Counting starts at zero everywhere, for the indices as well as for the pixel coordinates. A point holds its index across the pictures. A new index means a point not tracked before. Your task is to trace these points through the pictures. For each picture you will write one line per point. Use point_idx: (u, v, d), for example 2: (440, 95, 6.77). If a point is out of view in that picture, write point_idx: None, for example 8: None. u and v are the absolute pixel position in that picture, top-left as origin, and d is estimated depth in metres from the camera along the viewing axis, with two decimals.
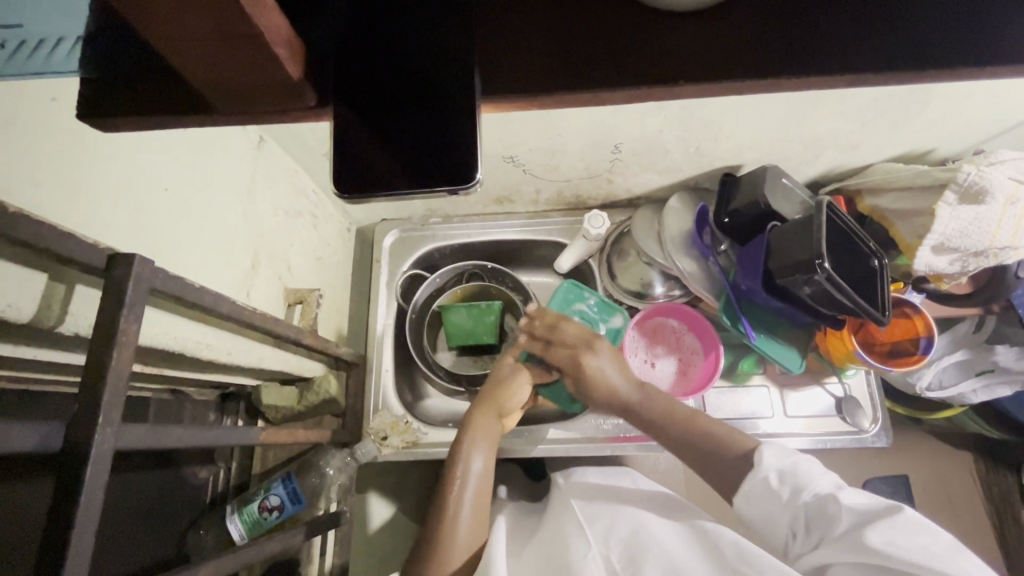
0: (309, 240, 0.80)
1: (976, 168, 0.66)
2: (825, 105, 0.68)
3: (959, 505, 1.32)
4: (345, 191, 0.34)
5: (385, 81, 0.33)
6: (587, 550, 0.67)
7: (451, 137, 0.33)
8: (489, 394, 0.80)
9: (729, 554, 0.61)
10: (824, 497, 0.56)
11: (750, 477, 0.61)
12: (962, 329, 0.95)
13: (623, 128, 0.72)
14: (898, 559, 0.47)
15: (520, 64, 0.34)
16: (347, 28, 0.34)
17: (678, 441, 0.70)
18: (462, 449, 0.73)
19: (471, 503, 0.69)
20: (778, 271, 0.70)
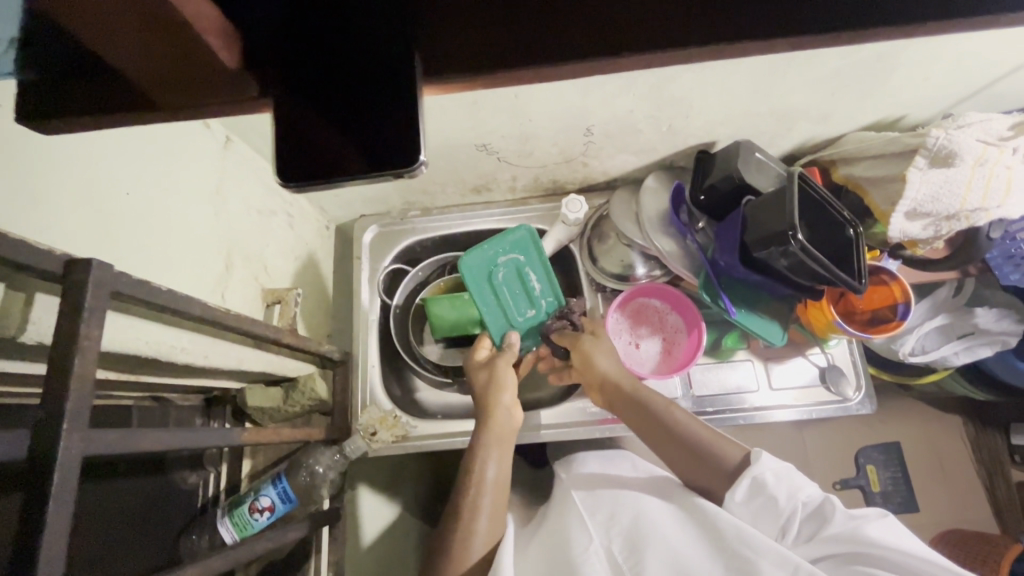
0: (285, 239, 0.79)
1: (944, 131, 0.66)
2: (793, 75, 0.68)
3: (949, 466, 1.46)
4: (288, 177, 0.33)
5: (329, 69, 0.33)
6: (590, 544, 0.69)
7: (403, 122, 0.33)
8: (484, 393, 0.78)
9: (729, 536, 0.62)
10: (817, 501, 0.62)
11: (746, 478, 0.64)
12: (943, 294, 0.96)
13: (593, 109, 0.71)
14: (895, 551, 0.56)
15: (468, 42, 0.33)
16: (283, 8, 0.33)
17: (674, 448, 0.72)
18: (477, 453, 0.74)
19: (487, 509, 0.71)
20: (754, 244, 0.70)
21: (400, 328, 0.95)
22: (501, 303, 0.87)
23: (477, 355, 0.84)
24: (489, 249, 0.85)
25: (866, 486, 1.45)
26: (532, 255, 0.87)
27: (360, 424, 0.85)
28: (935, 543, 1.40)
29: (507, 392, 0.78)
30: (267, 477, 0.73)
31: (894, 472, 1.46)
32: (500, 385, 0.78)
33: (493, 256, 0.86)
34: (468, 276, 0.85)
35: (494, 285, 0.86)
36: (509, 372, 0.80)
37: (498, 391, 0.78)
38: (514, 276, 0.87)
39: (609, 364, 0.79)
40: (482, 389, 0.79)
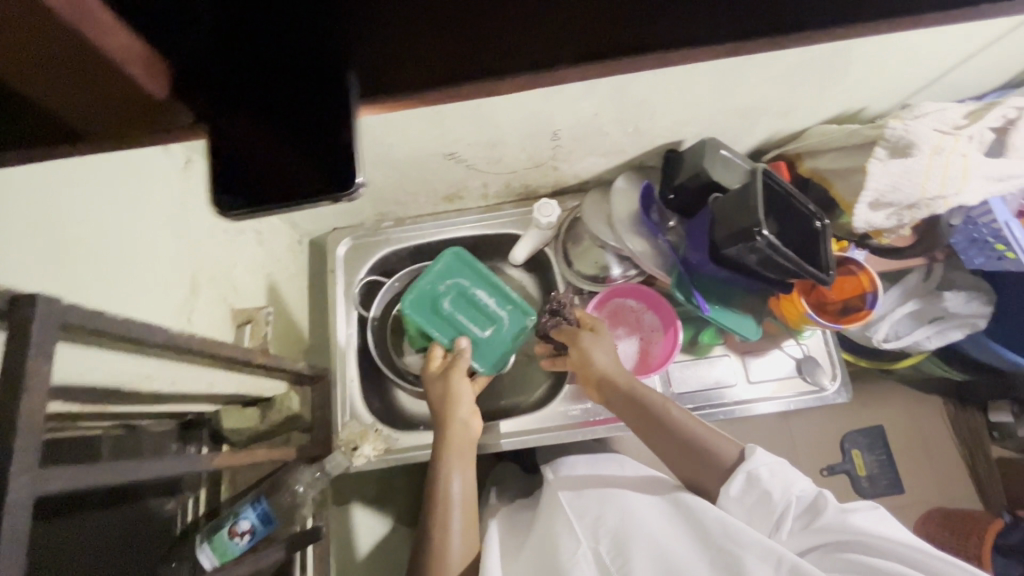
0: (254, 257, 0.78)
1: (903, 123, 0.68)
2: (753, 73, 0.69)
3: (933, 446, 1.50)
4: (227, 208, 0.33)
5: (263, 91, 0.33)
6: (578, 548, 0.69)
7: (340, 142, 0.32)
8: (440, 407, 0.79)
9: (716, 534, 0.63)
10: (810, 494, 0.63)
11: (741, 474, 0.65)
12: (913, 280, 0.98)
13: (558, 114, 0.71)
14: (884, 538, 0.58)
15: (412, 56, 0.33)
16: (218, 22, 0.32)
17: (668, 446, 0.72)
18: (440, 470, 0.75)
19: (457, 522, 0.73)
20: (722, 242, 0.71)
21: (378, 340, 0.95)
22: (457, 324, 0.88)
23: (431, 365, 0.84)
24: (425, 283, 0.87)
25: (852, 471, 1.48)
26: (470, 275, 0.89)
27: (342, 439, 0.82)
28: (920, 523, 1.43)
29: (461, 405, 0.79)
30: (246, 499, 0.72)
31: (880, 455, 1.49)
32: (455, 398, 0.79)
33: (432, 287, 0.88)
34: (414, 308, 0.87)
35: (443, 311, 0.87)
36: (462, 380, 0.81)
37: (452, 405, 0.79)
38: (460, 300, 0.88)
39: (606, 360, 0.79)
40: (438, 403, 0.80)
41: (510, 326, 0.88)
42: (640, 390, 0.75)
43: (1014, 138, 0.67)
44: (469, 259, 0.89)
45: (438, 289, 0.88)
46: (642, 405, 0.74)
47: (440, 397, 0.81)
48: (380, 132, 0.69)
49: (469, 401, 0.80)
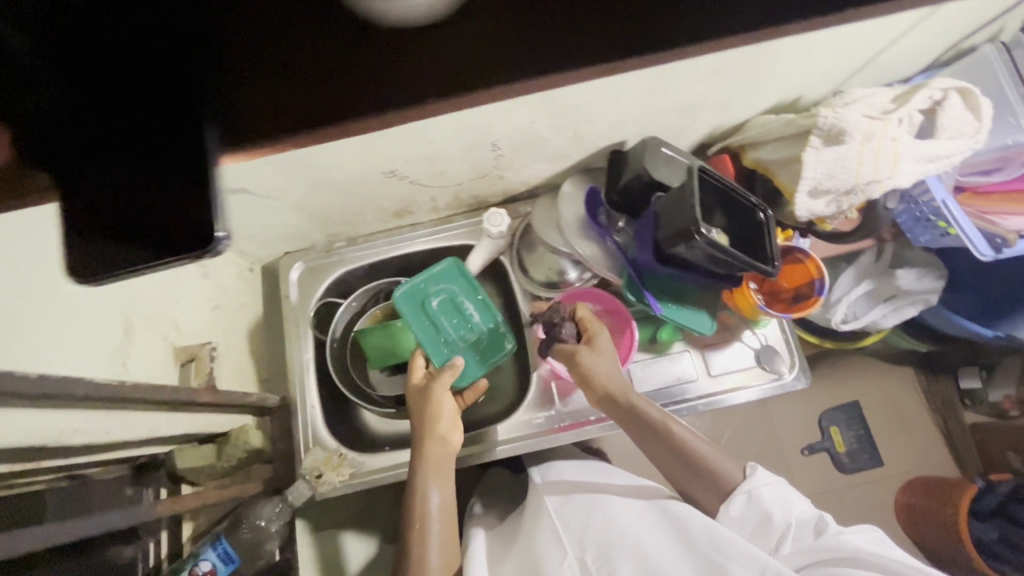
0: (199, 291, 0.76)
1: (833, 112, 0.69)
2: (684, 70, 0.68)
3: (908, 417, 1.53)
4: (86, 275, 0.36)
5: (119, 155, 0.37)
6: (564, 557, 0.70)
7: (188, 203, 0.36)
8: (422, 423, 0.78)
9: (702, 540, 0.66)
10: (809, 515, 0.67)
11: (742, 493, 0.69)
12: (866, 260, 0.98)
13: (492, 126, 0.71)
14: (878, 556, 0.61)
15: (270, 119, 0.43)
16: (73, 111, 0.38)
17: (673, 463, 0.75)
18: (416, 487, 0.73)
19: (436, 539, 0.72)
20: (665, 242, 0.71)
21: (339, 363, 0.93)
22: (440, 327, 0.87)
23: (414, 379, 0.83)
24: (417, 283, 0.87)
25: (831, 449, 1.50)
26: (463, 283, 0.88)
27: (305, 468, 0.81)
28: (902, 493, 1.46)
29: (443, 419, 0.78)
30: (206, 539, 0.72)
31: (857, 430, 1.52)
32: (434, 414, 0.78)
33: (425, 285, 0.87)
34: (404, 305, 0.86)
35: (431, 313, 0.87)
36: (446, 397, 0.79)
37: (433, 420, 0.77)
38: (448, 305, 0.87)
39: (608, 373, 0.76)
40: (421, 421, 0.78)
41: (484, 356, 0.88)
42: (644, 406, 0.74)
43: (942, 118, 0.68)
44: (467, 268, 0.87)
45: (432, 292, 0.87)
46: (645, 419, 0.74)
47: (422, 411, 0.79)
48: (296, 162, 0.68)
49: (451, 416, 0.78)
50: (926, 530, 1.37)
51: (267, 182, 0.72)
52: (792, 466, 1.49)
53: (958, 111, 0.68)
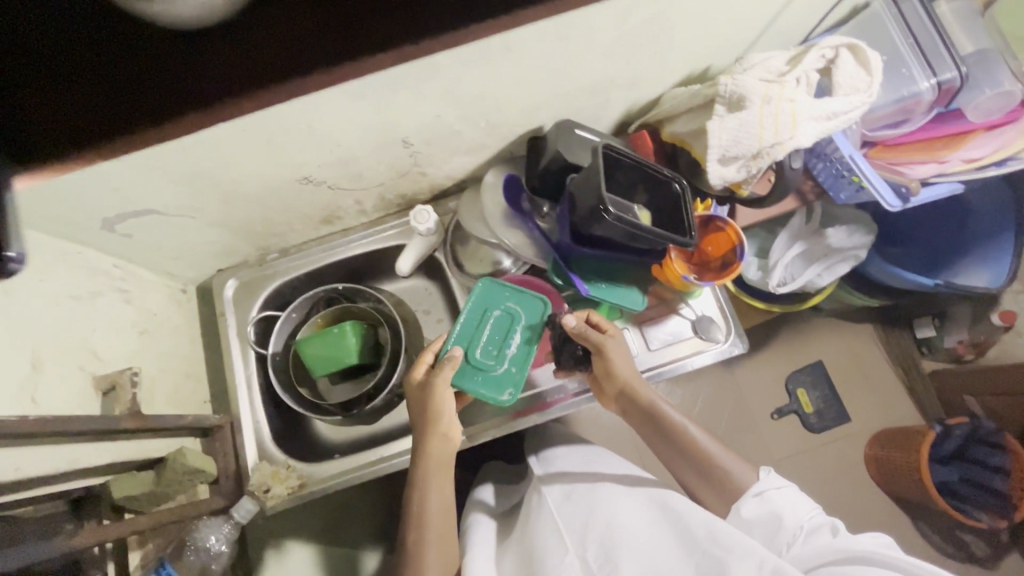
0: (121, 317, 0.75)
1: (732, 78, 0.70)
2: (581, 50, 0.69)
3: (872, 371, 1.55)
4: None
5: None
6: (563, 556, 0.71)
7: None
8: (422, 419, 0.76)
9: (701, 535, 0.65)
10: (823, 522, 0.66)
11: (753, 495, 0.71)
12: (797, 223, 1.00)
13: (398, 122, 0.70)
14: (889, 556, 0.58)
15: (69, 135, 0.52)
16: None
17: (685, 461, 0.80)
18: (417, 486, 0.75)
19: (434, 539, 0.74)
20: (581, 222, 0.72)
21: (281, 376, 0.92)
22: (474, 336, 0.80)
23: (415, 374, 0.79)
24: (506, 293, 0.81)
25: (799, 410, 1.53)
26: (531, 322, 0.81)
27: (253, 482, 0.83)
28: (870, 447, 1.47)
29: (444, 419, 0.76)
30: (151, 566, 0.71)
31: (823, 389, 1.54)
32: (434, 413, 0.75)
33: (506, 296, 0.81)
34: (473, 301, 0.81)
35: (482, 320, 0.80)
36: (447, 394, 0.76)
37: (433, 419, 0.75)
38: (501, 327, 0.80)
39: (629, 370, 0.79)
40: (420, 417, 0.76)
41: (473, 383, 0.78)
42: (661, 410, 0.80)
43: (837, 76, 0.69)
44: (546, 319, 0.80)
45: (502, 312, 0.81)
46: (661, 419, 0.81)
47: (422, 407, 0.77)
48: (98, 172, 0.60)
49: (452, 413, 0.76)
50: (896, 480, 1.39)
51: (173, 200, 0.71)
52: (762, 431, 1.52)
53: (851, 67, 0.69)
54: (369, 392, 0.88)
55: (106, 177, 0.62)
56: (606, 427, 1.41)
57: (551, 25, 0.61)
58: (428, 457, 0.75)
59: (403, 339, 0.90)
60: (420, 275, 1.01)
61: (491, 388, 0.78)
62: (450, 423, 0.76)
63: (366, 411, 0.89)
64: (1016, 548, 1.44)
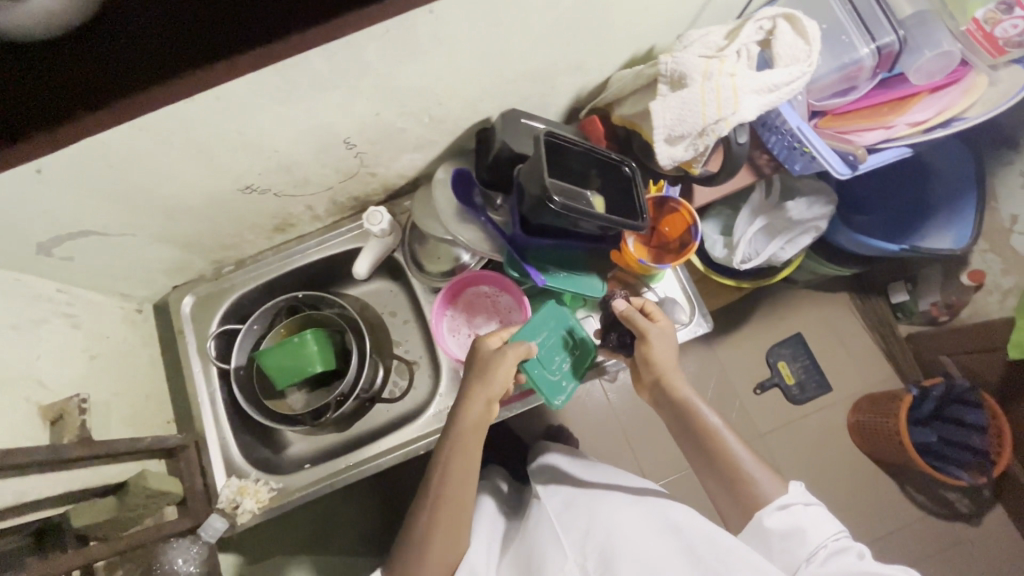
0: (68, 343, 0.73)
1: (672, 57, 0.70)
2: (517, 38, 0.67)
3: (850, 339, 1.56)
4: None
5: None
6: (564, 562, 0.72)
7: None
8: (473, 376, 0.74)
9: (705, 551, 0.67)
10: (846, 545, 0.65)
11: (778, 506, 0.69)
12: (756, 197, 1.00)
13: (335, 122, 0.69)
14: None
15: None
16: None
17: (711, 467, 0.76)
18: (445, 445, 0.73)
19: (449, 504, 0.72)
20: (530, 213, 0.72)
21: (245, 390, 0.90)
22: (544, 337, 0.79)
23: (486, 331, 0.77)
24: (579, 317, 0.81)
25: (781, 383, 1.53)
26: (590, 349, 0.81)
27: (223, 497, 0.83)
28: (853, 413, 1.49)
29: (496, 380, 0.73)
30: None
31: (803, 361, 1.55)
32: (487, 373, 0.73)
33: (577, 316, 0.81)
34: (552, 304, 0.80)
35: (553, 327, 0.80)
36: (508, 360, 0.73)
37: (484, 377, 0.73)
38: (568, 342, 0.80)
39: (666, 361, 0.78)
40: (472, 373, 0.75)
41: (533, 374, 0.77)
42: (694, 409, 0.76)
43: (776, 46, 0.69)
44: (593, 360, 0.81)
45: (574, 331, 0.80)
46: (694, 417, 0.77)
47: (478, 364, 0.75)
48: (16, 197, 0.58)
49: (505, 379, 0.73)
50: (878, 446, 1.41)
51: (109, 219, 0.69)
52: (746, 406, 1.52)
53: (789, 37, 0.69)
54: (337, 399, 0.86)
55: (31, 200, 0.59)
56: (589, 414, 1.41)
57: (480, 13, 0.60)
58: (467, 436, 0.72)
59: (367, 340, 0.89)
60: (383, 277, 1.00)
61: (547, 390, 0.78)
62: (499, 387, 0.74)
63: (334, 418, 0.88)
64: (998, 504, 1.45)
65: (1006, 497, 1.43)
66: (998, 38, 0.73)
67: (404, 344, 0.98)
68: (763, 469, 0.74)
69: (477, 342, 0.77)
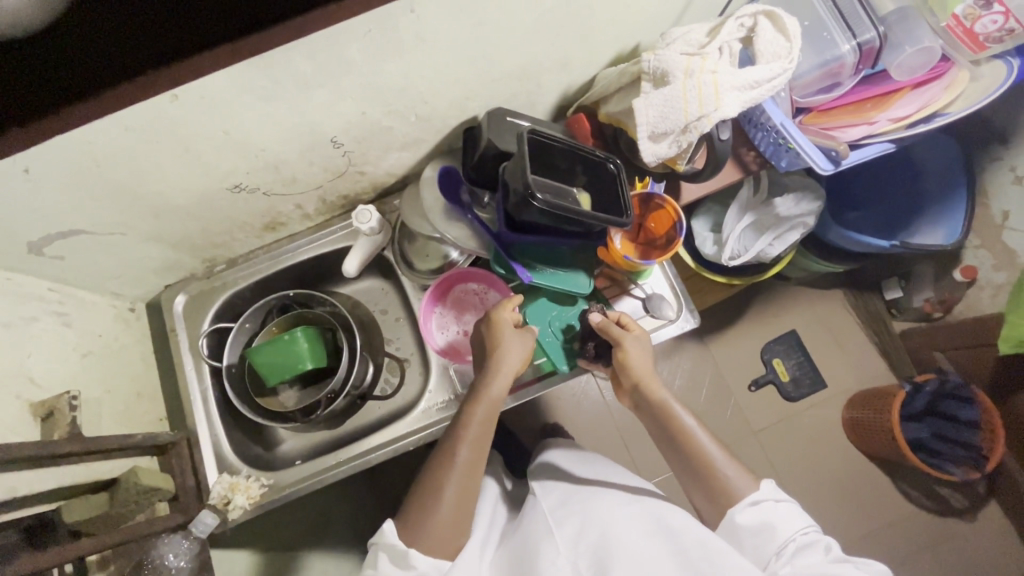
0: (60, 341, 0.74)
1: (655, 54, 0.71)
2: (500, 36, 0.68)
3: (845, 334, 1.56)
4: None
5: None
6: (557, 558, 0.71)
7: None
8: (491, 355, 0.77)
9: (697, 555, 0.66)
10: (814, 537, 0.66)
11: (749, 502, 0.70)
12: (745, 194, 1.01)
13: (322, 122, 0.70)
14: None
15: None
16: None
17: (688, 470, 0.75)
18: (461, 418, 0.74)
19: (459, 478, 0.70)
20: (515, 210, 0.72)
21: (237, 387, 0.91)
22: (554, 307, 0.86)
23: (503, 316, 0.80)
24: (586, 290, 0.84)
25: (775, 379, 1.53)
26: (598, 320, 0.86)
27: (215, 493, 0.84)
28: (847, 408, 1.49)
29: (515, 357, 0.77)
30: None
31: (798, 357, 1.55)
32: (505, 350, 0.77)
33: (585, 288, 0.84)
34: (564, 279, 0.82)
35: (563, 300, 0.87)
36: (525, 343, 0.78)
37: (503, 354, 0.76)
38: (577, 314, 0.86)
39: (642, 368, 0.80)
40: (490, 351, 0.77)
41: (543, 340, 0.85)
42: (670, 410, 0.77)
43: (757, 43, 0.69)
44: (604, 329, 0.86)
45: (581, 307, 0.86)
46: (671, 421, 0.77)
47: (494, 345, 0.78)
48: (3, 195, 0.58)
49: (520, 362, 0.77)
50: (872, 442, 1.41)
51: (99, 218, 0.70)
52: (740, 403, 1.52)
53: (770, 34, 0.69)
54: (327, 396, 0.87)
55: (22, 200, 0.60)
56: (583, 411, 1.41)
57: (462, 12, 0.61)
58: (487, 409, 0.74)
59: (357, 337, 0.90)
60: (374, 275, 1.01)
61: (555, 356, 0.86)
62: (513, 367, 0.77)
63: (324, 416, 0.88)
64: (992, 499, 1.46)
65: (1000, 492, 1.43)
66: (978, 34, 0.73)
67: (395, 342, 0.99)
68: (743, 471, 0.73)
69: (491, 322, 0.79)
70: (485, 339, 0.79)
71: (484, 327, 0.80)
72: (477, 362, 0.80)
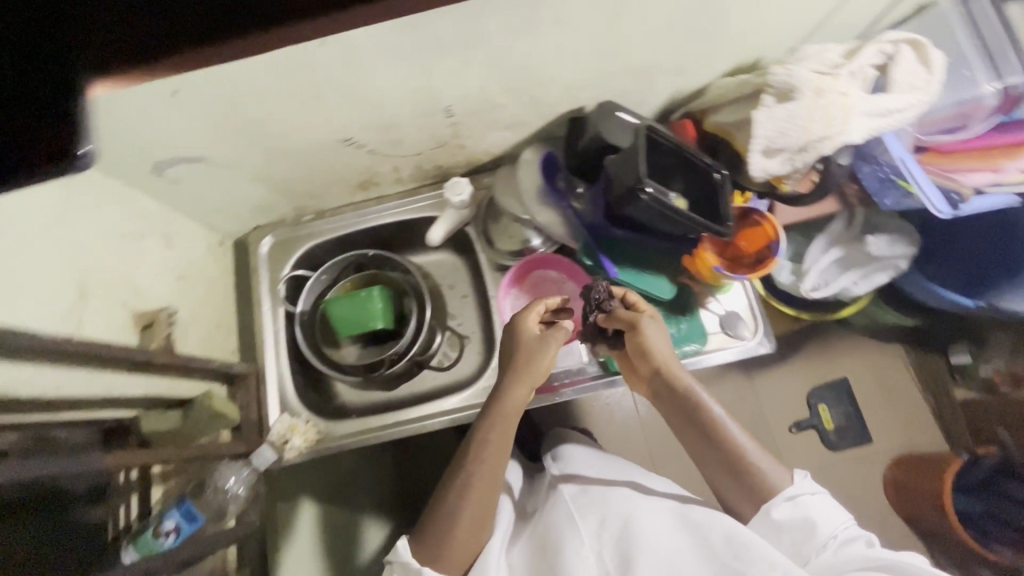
0: (163, 261, 0.78)
1: (785, 68, 0.67)
2: (632, 30, 0.68)
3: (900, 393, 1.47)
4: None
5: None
6: (580, 548, 0.70)
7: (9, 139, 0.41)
8: (516, 362, 0.76)
9: (722, 544, 0.65)
10: (853, 531, 0.65)
11: (785, 498, 0.67)
12: (836, 228, 0.98)
13: (444, 89, 0.71)
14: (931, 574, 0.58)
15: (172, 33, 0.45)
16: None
17: (715, 460, 0.74)
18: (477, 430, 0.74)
19: (476, 489, 0.71)
20: (616, 203, 0.73)
21: (306, 334, 0.94)
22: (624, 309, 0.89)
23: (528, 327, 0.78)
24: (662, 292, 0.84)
25: (820, 426, 1.47)
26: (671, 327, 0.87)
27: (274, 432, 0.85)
28: (893, 467, 1.41)
29: (539, 366, 0.75)
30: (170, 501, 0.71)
31: (845, 406, 1.48)
32: (530, 357, 0.75)
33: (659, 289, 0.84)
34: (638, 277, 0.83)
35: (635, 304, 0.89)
36: (553, 350, 0.76)
37: (527, 362, 0.75)
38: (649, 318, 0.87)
39: (665, 352, 0.76)
40: (516, 358, 0.76)
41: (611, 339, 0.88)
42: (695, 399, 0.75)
43: (894, 72, 0.68)
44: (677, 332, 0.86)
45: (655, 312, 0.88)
46: (695, 410, 0.75)
47: (518, 351, 0.76)
48: (151, 111, 0.62)
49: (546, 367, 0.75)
50: (913, 503, 1.35)
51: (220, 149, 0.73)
52: (783, 442, 1.47)
53: (911, 64, 0.68)
54: (390, 358, 0.88)
55: (164, 120, 0.64)
56: (618, 422, 1.40)
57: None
58: (504, 420, 0.73)
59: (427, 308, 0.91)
60: (449, 250, 1.02)
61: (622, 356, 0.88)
62: (536, 375, 0.75)
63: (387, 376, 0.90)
64: None
65: None
66: None
67: (458, 317, 1.00)
68: (771, 460, 0.71)
69: (518, 330, 0.78)
70: (512, 350, 0.77)
71: (510, 337, 0.78)
72: (500, 364, 0.79)
